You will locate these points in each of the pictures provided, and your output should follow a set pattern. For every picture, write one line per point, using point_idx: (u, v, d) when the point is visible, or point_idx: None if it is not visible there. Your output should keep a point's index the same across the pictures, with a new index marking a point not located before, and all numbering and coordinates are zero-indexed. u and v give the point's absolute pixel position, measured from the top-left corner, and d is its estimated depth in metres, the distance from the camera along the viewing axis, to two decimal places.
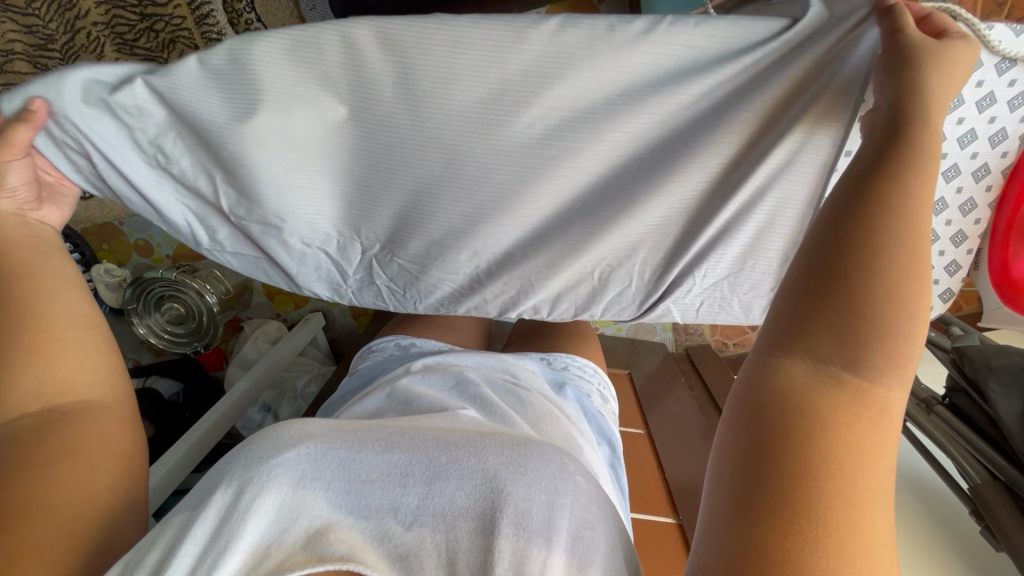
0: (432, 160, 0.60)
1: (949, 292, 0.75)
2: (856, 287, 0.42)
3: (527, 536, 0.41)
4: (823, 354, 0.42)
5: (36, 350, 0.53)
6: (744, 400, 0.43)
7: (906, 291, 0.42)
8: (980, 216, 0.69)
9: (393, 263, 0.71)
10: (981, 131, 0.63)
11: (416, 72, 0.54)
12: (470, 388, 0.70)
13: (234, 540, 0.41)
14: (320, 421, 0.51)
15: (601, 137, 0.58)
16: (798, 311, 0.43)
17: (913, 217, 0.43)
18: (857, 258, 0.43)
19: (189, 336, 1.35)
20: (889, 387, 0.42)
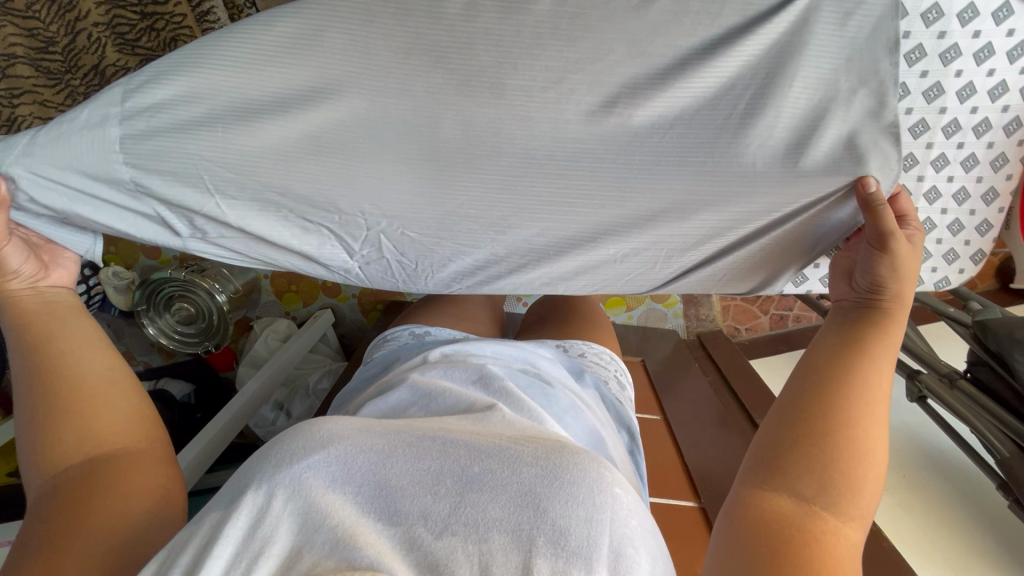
0: (447, 147, 0.59)
1: (980, 253, 0.72)
2: (824, 441, 0.52)
3: (565, 556, 0.41)
4: (803, 495, 0.50)
5: (54, 397, 0.57)
6: (740, 527, 0.50)
7: (862, 441, 0.52)
8: (1011, 170, 0.69)
9: (402, 234, 0.66)
10: (1011, 82, 0.65)
11: (433, 40, 0.54)
12: (495, 382, 0.67)
13: (266, 544, 0.42)
14: (350, 423, 0.51)
15: (623, 105, 0.57)
16: (778, 460, 0.52)
17: (877, 385, 0.54)
18: (824, 418, 0.53)
19: (199, 336, 1.34)
20: (852, 526, 0.50)
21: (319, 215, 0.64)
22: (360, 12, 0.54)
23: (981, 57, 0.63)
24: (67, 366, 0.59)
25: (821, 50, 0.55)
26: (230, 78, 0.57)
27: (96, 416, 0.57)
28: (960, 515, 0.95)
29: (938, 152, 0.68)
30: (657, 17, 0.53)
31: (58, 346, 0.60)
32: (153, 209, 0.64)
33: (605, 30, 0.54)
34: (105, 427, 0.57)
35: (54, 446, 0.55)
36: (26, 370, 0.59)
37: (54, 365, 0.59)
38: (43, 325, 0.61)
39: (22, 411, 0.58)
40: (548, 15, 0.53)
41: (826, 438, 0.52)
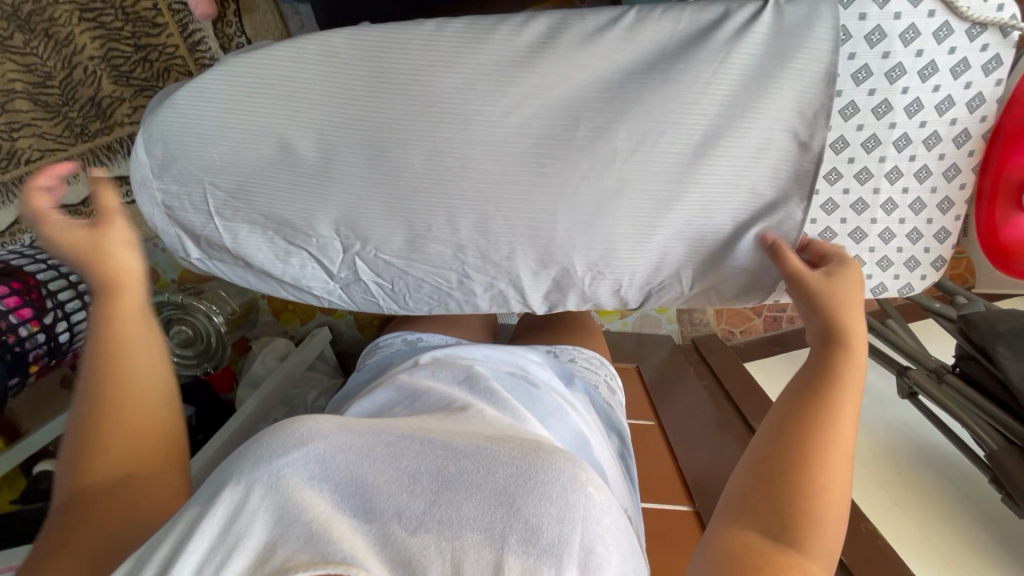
0: (418, 169, 0.60)
1: (943, 259, 0.65)
2: (795, 470, 0.50)
3: (536, 554, 0.42)
4: (771, 528, 0.48)
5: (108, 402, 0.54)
6: (711, 555, 0.48)
7: (827, 478, 0.50)
8: (965, 179, 0.61)
9: (377, 258, 0.67)
10: (957, 96, 0.57)
11: (391, 72, 0.57)
12: (480, 382, 0.68)
13: (242, 537, 0.43)
14: (330, 420, 0.52)
15: (585, 126, 0.57)
16: (750, 489, 0.51)
17: (841, 418, 0.52)
18: (796, 448, 0.51)
19: (198, 358, 1.36)
20: (818, 563, 0.47)
21: (299, 236, 0.66)
22: (337, 53, 0.58)
23: (925, 76, 0.56)
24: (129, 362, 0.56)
25: (790, 69, 0.54)
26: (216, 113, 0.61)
27: (135, 413, 0.55)
28: (954, 510, 0.95)
29: (891, 165, 0.61)
30: (615, 37, 0.55)
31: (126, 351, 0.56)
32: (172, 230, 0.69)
33: (567, 53, 0.55)
34: (139, 425, 0.55)
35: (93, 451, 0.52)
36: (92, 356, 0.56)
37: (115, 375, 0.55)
38: (124, 315, 0.57)
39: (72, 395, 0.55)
40: (511, 39, 0.56)
41: (790, 475, 0.50)
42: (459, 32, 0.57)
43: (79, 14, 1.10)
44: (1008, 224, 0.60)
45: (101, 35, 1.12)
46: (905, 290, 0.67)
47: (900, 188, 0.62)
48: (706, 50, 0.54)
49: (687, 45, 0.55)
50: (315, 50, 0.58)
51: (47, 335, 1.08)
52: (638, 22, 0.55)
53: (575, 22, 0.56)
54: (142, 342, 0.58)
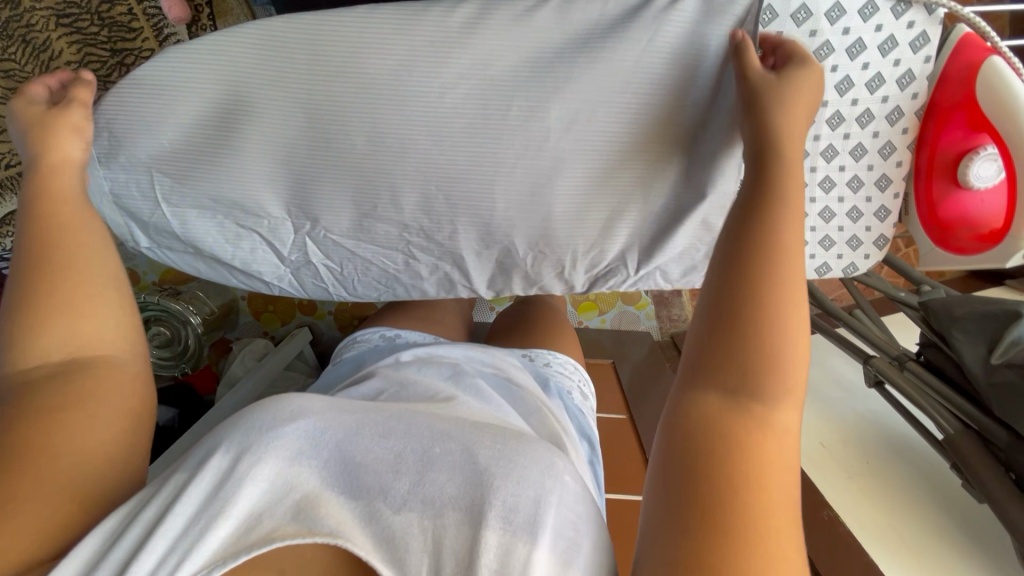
0: (362, 155, 0.62)
1: (884, 238, 0.65)
2: (749, 316, 0.43)
3: (513, 530, 0.41)
4: (730, 386, 0.42)
5: (63, 296, 0.49)
6: (671, 434, 0.42)
7: (779, 303, 0.44)
8: (901, 157, 0.61)
9: (326, 238, 0.69)
10: (887, 74, 0.57)
11: (329, 54, 0.58)
12: (467, 379, 0.70)
13: (228, 504, 0.42)
14: (321, 399, 0.51)
15: (518, 107, 0.59)
16: (706, 352, 0.44)
17: (784, 230, 0.46)
18: (751, 295, 0.44)
19: (176, 359, 1.38)
20: (786, 411, 0.42)
21: (251, 218, 0.67)
22: (275, 38, 0.58)
23: (854, 53, 0.56)
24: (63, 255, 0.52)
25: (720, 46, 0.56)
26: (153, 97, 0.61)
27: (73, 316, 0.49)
28: (918, 496, 0.95)
29: (825, 144, 0.61)
30: (551, 19, 0.56)
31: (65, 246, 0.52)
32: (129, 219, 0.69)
33: (504, 37, 0.56)
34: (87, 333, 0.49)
35: (38, 338, 0.47)
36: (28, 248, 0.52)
37: (62, 271, 0.51)
38: (59, 212, 0.54)
39: (7, 287, 0.51)
40: (449, 26, 0.57)
41: (742, 318, 0.43)
42: (391, 18, 0.57)
43: (56, 19, 1.12)
44: (947, 199, 0.60)
45: (76, 38, 1.13)
46: (849, 270, 0.68)
47: (837, 167, 0.62)
48: (634, 29, 0.55)
49: (617, 25, 0.56)
50: (252, 35, 0.58)
51: None
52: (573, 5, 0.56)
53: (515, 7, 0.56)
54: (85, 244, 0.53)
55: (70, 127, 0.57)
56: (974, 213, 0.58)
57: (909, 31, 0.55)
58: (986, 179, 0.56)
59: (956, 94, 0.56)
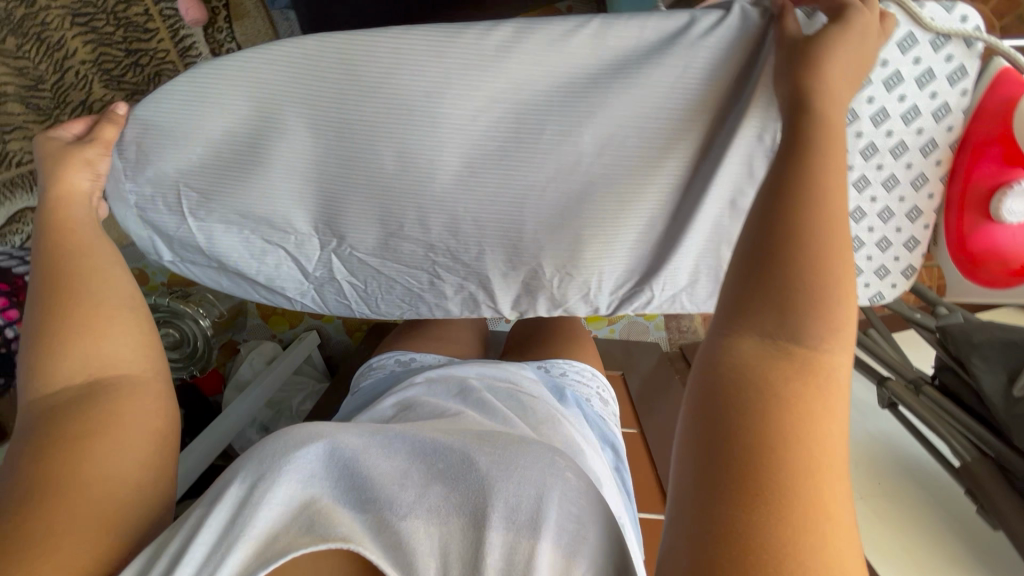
0: (393, 175, 0.62)
1: (912, 268, 0.66)
2: (785, 251, 0.39)
3: (518, 529, 0.39)
4: (767, 328, 0.38)
5: (80, 318, 0.50)
6: (699, 385, 0.38)
7: (823, 240, 0.39)
8: (933, 190, 0.61)
9: (352, 255, 0.70)
10: (923, 106, 0.57)
11: (360, 73, 0.57)
12: (474, 395, 0.69)
13: (247, 529, 0.40)
14: (334, 424, 0.49)
15: (550, 130, 0.59)
16: (741, 294, 0.39)
17: (826, 165, 0.42)
18: (785, 228, 0.40)
19: (185, 361, 1.35)
20: (833, 356, 0.38)
21: (278, 234, 0.68)
22: (307, 55, 0.56)
23: (891, 86, 0.56)
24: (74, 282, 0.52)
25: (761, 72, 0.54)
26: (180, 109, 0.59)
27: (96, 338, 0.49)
28: (928, 517, 0.96)
29: (857, 174, 0.61)
30: (590, 40, 0.54)
31: (75, 272, 0.53)
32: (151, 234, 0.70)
33: (541, 58, 0.55)
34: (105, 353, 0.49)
35: (59, 362, 0.47)
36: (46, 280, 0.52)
37: (75, 294, 0.51)
38: (72, 240, 0.55)
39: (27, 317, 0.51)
40: (484, 44, 0.55)
41: (783, 255, 0.39)
42: (424, 37, 0.55)
43: (72, 18, 1.11)
44: (976, 233, 0.59)
45: (92, 37, 1.12)
46: (875, 298, 0.69)
47: (868, 197, 0.62)
48: (673, 55, 0.54)
49: (655, 51, 0.55)
50: (282, 51, 0.57)
51: None
52: (611, 25, 0.54)
53: (555, 24, 0.55)
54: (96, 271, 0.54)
55: (83, 162, 0.58)
56: (1006, 247, 0.58)
57: (943, 65, 0.55)
58: (1019, 214, 0.56)
59: (991, 129, 0.56)
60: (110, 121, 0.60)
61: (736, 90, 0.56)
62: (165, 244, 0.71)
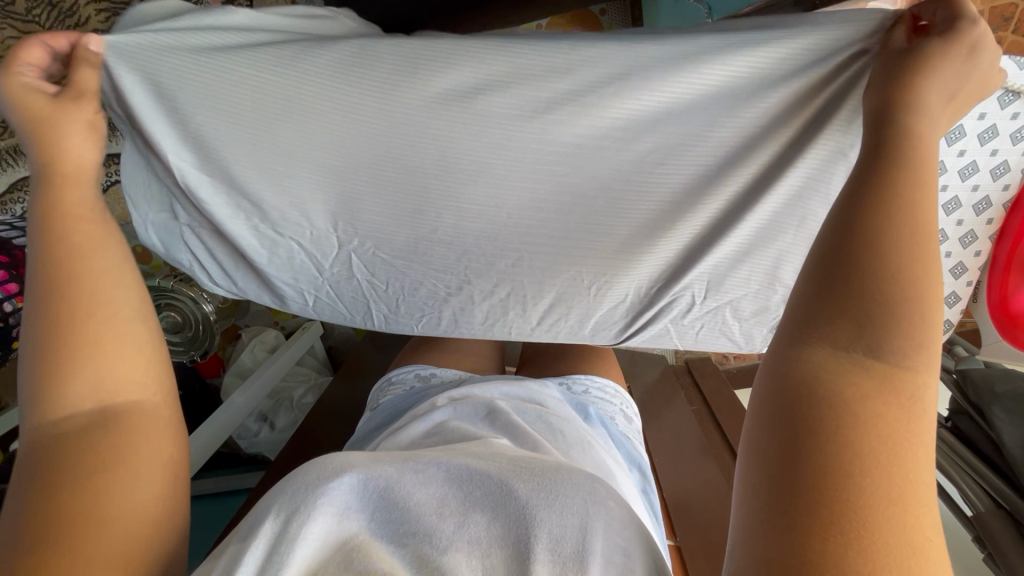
0: (432, 196, 0.59)
1: (950, 322, 0.65)
2: (869, 253, 0.34)
3: (563, 563, 0.37)
4: (844, 340, 0.33)
5: (89, 335, 0.42)
6: (763, 399, 0.35)
7: (913, 241, 0.34)
8: (982, 247, 0.60)
9: (373, 255, 0.67)
10: (982, 162, 0.55)
11: (407, 81, 0.52)
12: (502, 417, 0.66)
13: (282, 567, 0.36)
14: (362, 453, 0.47)
15: (598, 160, 0.55)
16: (817, 304, 0.35)
17: (919, 157, 0.36)
18: (866, 230, 0.34)
19: (185, 345, 1.32)
20: (919, 374, 0.33)
21: (292, 227, 0.64)
22: (355, 61, 0.52)
23: (952, 139, 0.53)
24: (73, 276, 0.43)
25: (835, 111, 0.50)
26: (207, 91, 0.54)
27: (111, 368, 0.42)
28: None
29: None
30: (652, 53, 0.49)
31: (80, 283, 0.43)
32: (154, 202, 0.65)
33: (598, 78, 0.50)
34: (118, 380, 0.42)
35: (73, 387, 0.40)
36: (36, 280, 0.43)
37: (74, 319, 0.42)
38: (76, 229, 0.45)
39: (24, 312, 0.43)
40: (539, 62, 0.50)
41: (870, 260, 0.34)
42: (475, 49, 0.50)
43: None
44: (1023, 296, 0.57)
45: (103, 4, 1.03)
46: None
47: None
48: (749, 102, 0.50)
49: (735, 100, 0.50)
50: (323, 56, 0.52)
51: None
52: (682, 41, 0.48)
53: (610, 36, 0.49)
54: (95, 262, 0.45)
55: (83, 126, 0.48)
56: None
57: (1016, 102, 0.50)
58: None
59: None
60: (87, 62, 0.50)
61: (804, 132, 0.52)
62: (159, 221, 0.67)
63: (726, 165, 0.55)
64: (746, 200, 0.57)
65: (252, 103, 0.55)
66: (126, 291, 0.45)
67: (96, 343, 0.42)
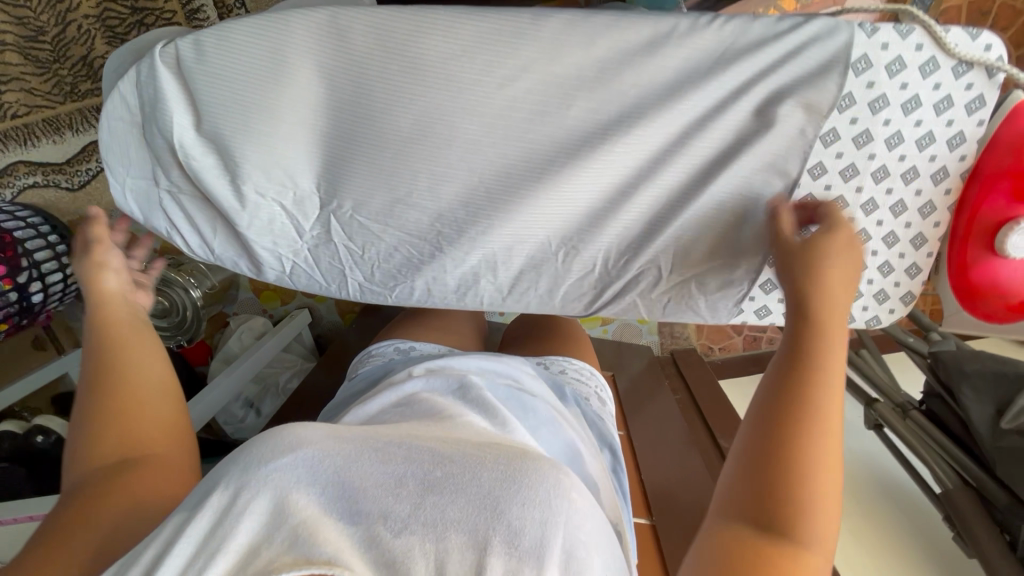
0: (405, 163, 0.59)
1: (911, 295, 0.65)
2: (783, 450, 0.44)
3: (519, 556, 0.37)
4: (762, 519, 0.42)
5: (119, 396, 0.55)
6: (700, 552, 0.42)
7: (814, 445, 0.44)
8: (941, 218, 0.61)
9: (352, 218, 0.64)
10: (939, 134, 0.56)
11: (381, 48, 0.54)
12: (473, 392, 0.67)
13: (225, 540, 0.39)
14: (322, 428, 0.47)
15: (567, 129, 0.56)
16: (746, 487, 0.44)
17: (820, 371, 0.47)
18: (781, 428, 0.45)
19: (172, 330, 1.32)
20: (816, 556, 0.41)
21: (274, 186, 0.62)
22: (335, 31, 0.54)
23: (907, 109, 0.55)
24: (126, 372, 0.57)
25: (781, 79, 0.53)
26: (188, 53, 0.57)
27: (135, 417, 0.54)
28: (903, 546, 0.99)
29: (867, 197, 0.60)
30: (608, 28, 0.52)
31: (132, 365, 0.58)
32: (134, 171, 0.65)
33: (562, 46, 0.53)
34: (138, 425, 0.54)
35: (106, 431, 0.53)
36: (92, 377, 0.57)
37: (115, 389, 0.56)
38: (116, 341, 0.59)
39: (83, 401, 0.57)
40: (506, 30, 0.53)
41: (787, 458, 0.44)
42: (446, 15, 0.53)
43: None
44: (980, 265, 0.58)
45: None
46: (873, 322, 0.68)
47: (875, 220, 0.61)
48: (711, 71, 0.53)
49: (697, 70, 0.53)
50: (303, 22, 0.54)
51: (20, 296, 0.97)
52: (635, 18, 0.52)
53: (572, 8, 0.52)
54: (136, 366, 0.58)
55: (108, 265, 0.63)
56: (1009, 282, 0.57)
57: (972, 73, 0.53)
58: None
59: (1004, 159, 0.55)
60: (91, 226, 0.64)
61: (761, 102, 0.54)
62: (132, 186, 0.66)
63: (694, 133, 0.56)
64: (713, 170, 0.58)
65: (231, 69, 0.56)
66: (157, 380, 0.58)
67: (125, 399, 0.55)
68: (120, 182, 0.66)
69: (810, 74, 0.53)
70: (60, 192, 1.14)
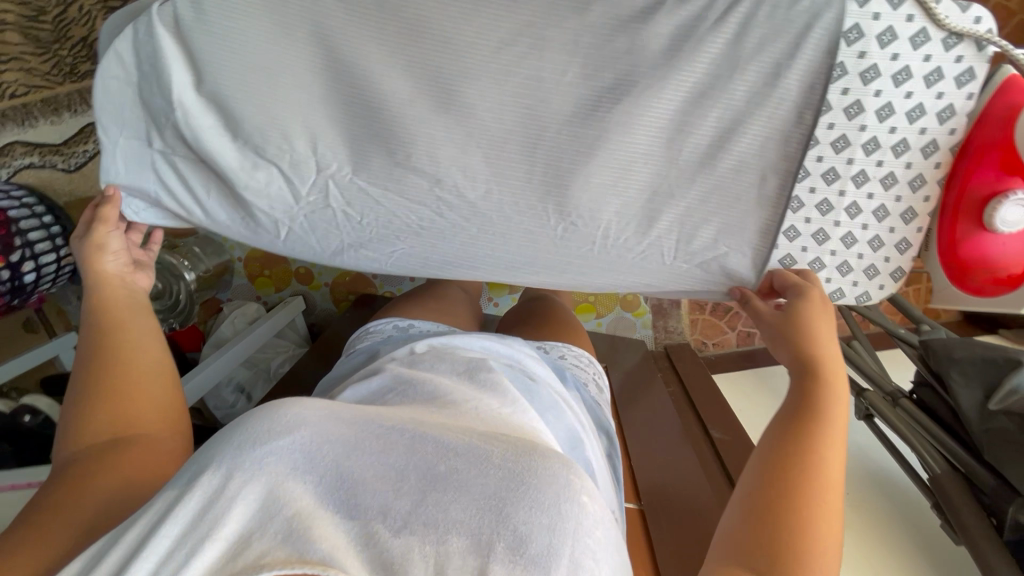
0: (401, 128, 0.60)
1: (902, 271, 0.65)
2: (779, 502, 0.46)
3: (523, 564, 0.36)
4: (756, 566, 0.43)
5: (110, 378, 0.55)
6: None
7: (813, 498, 0.46)
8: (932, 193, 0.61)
9: (351, 181, 0.64)
10: (930, 106, 0.57)
11: (380, 9, 0.55)
12: (484, 373, 0.65)
13: (215, 527, 0.37)
14: (320, 404, 0.46)
15: (563, 95, 0.57)
16: (744, 537, 0.45)
17: (818, 432, 0.49)
18: (779, 483, 0.47)
19: (165, 312, 1.32)
20: None
21: (271, 148, 0.62)
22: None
23: (899, 81, 0.56)
24: (124, 353, 0.57)
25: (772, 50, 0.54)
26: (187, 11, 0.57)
27: (126, 400, 0.54)
28: (893, 539, 0.99)
29: (858, 169, 0.60)
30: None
31: (134, 356, 0.57)
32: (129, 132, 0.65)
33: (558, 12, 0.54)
34: (130, 407, 0.54)
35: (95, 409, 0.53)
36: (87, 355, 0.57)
37: (107, 371, 0.55)
38: (113, 322, 0.58)
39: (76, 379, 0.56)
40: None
41: (785, 509, 0.45)
42: None
43: None
44: (969, 240, 0.59)
45: None
46: (863, 299, 0.67)
47: (866, 194, 0.62)
48: (704, 39, 0.54)
49: (691, 38, 0.54)
50: None
51: (12, 275, 0.96)
52: None
53: None
54: (134, 351, 0.57)
55: (106, 244, 0.63)
56: (995, 257, 0.58)
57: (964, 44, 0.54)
58: (1014, 224, 0.55)
59: (994, 134, 0.56)
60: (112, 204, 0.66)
61: (753, 72, 0.55)
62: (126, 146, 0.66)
63: (688, 103, 0.57)
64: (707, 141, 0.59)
65: (233, 28, 0.57)
66: (158, 366, 0.58)
67: (115, 380, 0.55)
68: (113, 142, 0.66)
69: (800, 43, 0.54)
70: (58, 173, 1.11)
